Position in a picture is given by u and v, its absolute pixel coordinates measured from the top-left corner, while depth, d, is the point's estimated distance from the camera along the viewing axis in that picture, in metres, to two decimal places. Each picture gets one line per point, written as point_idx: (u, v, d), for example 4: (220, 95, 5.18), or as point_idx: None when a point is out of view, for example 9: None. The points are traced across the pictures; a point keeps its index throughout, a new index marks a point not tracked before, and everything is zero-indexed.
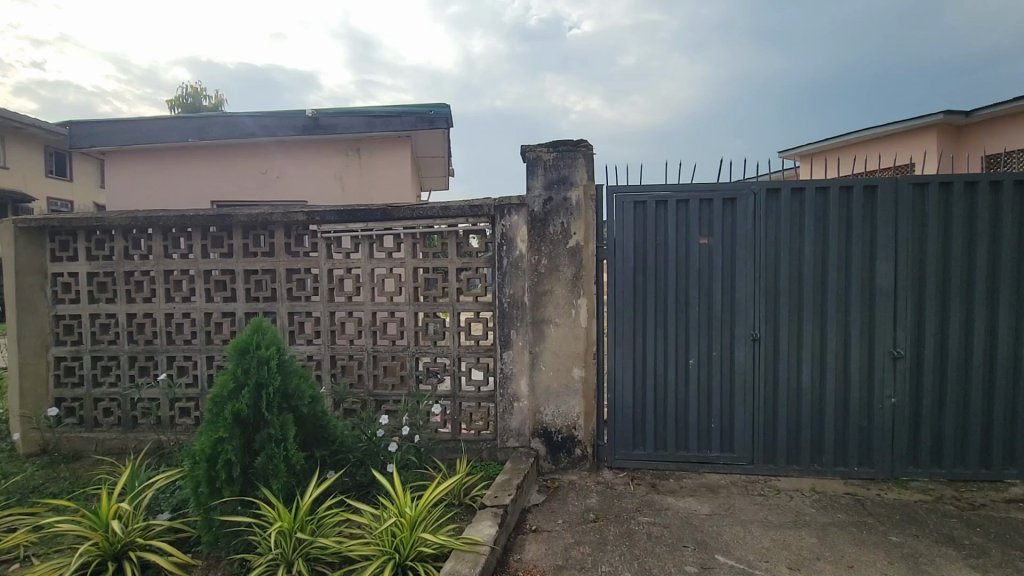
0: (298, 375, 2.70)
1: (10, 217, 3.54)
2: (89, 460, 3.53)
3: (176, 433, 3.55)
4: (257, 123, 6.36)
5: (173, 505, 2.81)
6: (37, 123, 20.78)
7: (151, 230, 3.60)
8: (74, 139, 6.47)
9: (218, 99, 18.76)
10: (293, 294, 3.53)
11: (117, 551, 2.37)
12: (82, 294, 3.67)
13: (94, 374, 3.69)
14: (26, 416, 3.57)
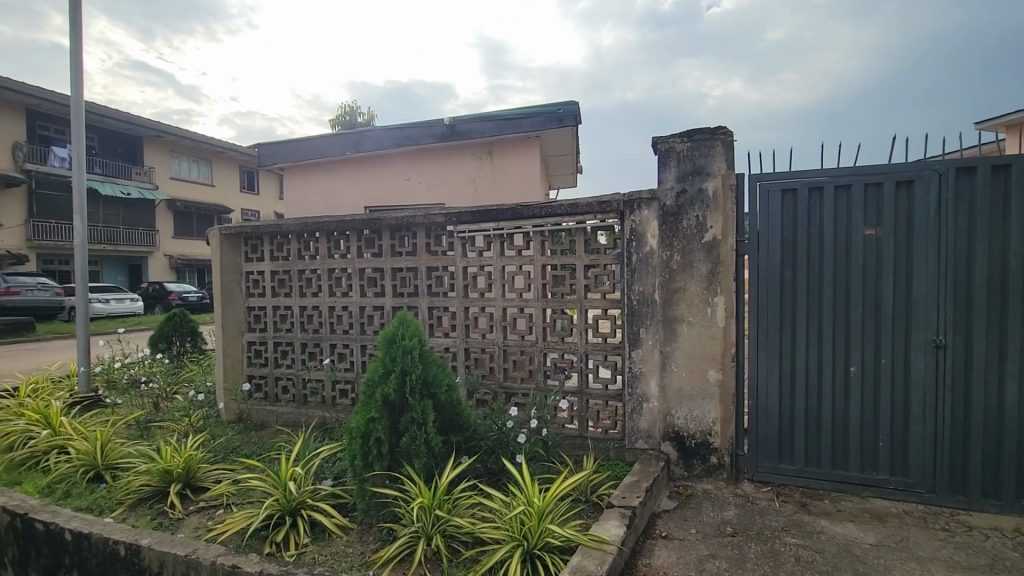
0: (436, 365, 2.91)
1: (218, 225, 4.34)
2: (271, 429, 4.16)
3: (336, 411, 4.03)
4: (402, 134, 6.98)
5: (334, 474, 3.21)
6: (233, 148, 25.69)
7: (317, 234, 4.14)
8: (261, 158, 7.71)
9: (370, 116, 20.99)
10: (432, 290, 3.81)
11: (292, 509, 2.77)
12: (267, 289, 4.35)
13: (275, 356, 4.35)
14: (227, 390, 4.34)
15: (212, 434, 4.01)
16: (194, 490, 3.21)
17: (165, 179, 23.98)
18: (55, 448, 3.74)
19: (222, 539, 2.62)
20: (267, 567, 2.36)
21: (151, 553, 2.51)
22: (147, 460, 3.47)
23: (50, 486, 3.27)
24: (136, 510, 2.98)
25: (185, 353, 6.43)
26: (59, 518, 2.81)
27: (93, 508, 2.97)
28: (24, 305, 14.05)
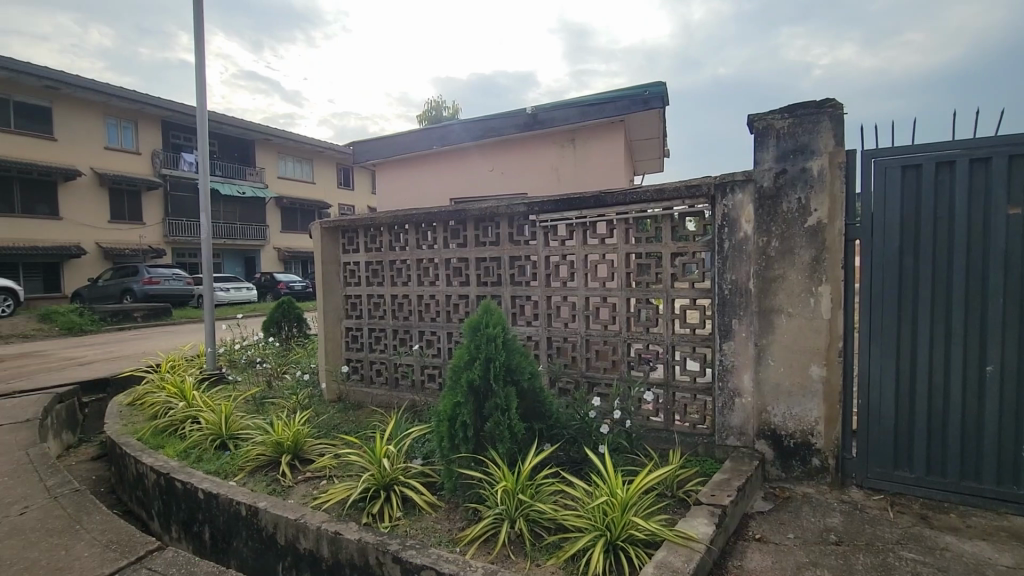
0: (519, 353, 2.95)
1: (319, 220, 4.68)
2: (367, 409, 4.45)
3: (426, 395, 4.23)
4: (486, 126, 7.11)
5: (423, 454, 3.38)
6: (331, 146, 27.78)
7: (407, 226, 4.34)
8: (356, 156, 8.22)
9: (455, 110, 21.52)
10: (515, 279, 3.86)
11: (386, 484, 2.96)
12: (362, 279, 4.63)
13: (370, 342, 4.63)
14: (329, 371, 4.71)
15: (316, 412, 4.37)
16: (301, 461, 3.53)
17: (274, 178, 26.36)
18: (189, 417, 4.27)
19: (326, 506, 2.86)
20: (365, 536, 2.54)
21: (267, 515, 2.80)
22: (262, 433, 3.86)
23: (185, 451, 3.74)
24: (254, 476, 3.33)
25: (292, 337, 7.05)
26: (193, 479, 3.22)
27: (219, 472, 3.36)
28: (163, 293, 16.12)
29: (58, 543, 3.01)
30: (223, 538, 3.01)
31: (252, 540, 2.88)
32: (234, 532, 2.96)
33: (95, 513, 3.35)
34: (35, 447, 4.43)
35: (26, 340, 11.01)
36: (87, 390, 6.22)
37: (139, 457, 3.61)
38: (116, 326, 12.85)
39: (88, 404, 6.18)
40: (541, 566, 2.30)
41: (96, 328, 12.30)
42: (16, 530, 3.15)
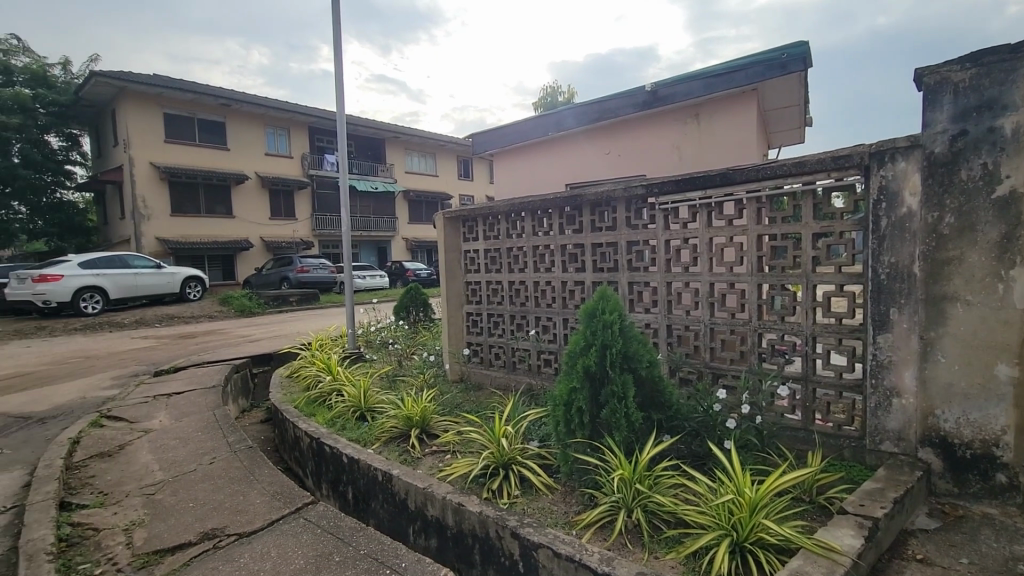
0: (637, 341, 2.86)
1: (442, 211, 4.95)
2: (487, 391, 4.64)
3: (542, 380, 4.29)
4: (603, 108, 6.96)
5: (540, 436, 3.44)
6: (452, 140, 29.39)
7: (523, 214, 4.41)
8: (475, 147, 8.52)
9: (570, 94, 21.30)
10: (633, 264, 3.73)
11: (504, 462, 3.07)
12: (481, 266, 4.81)
13: (489, 326, 4.81)
14: (452, 353, 5.00)
15: (441, 390, 4.68)
16: (428, 435, 3.80)
17: (403, 173, 28.41)
18: (334, 390, 4.81)
19: (450, 479, 3.05)
20: (485, 510, 2.67)
21: (399, 482, 3.07)
22: (394, 407, 4.22)
23: (332, 419, 4.23)
24: (389, 446, 3.66)
25: (419, 321, 7.58)
26: (338, 444, 3.63)
27: (359, 441, 3.74)
28: (312, 280, 18.25)
29: (237, 490, 3.59)
30: (364, 498, 3.35)
31: (387, 503, 3.18)
32: (372, 495, 3.28)
33: (265, 467, 3.94)
34: (219, 408, 5.31)
35: (212, 319, 13.18)
36: (256, 363, 7.30)
37: (296, 422, 4.15)
38: (276, 308, 14.85)
39: (257, 374, 7.26)
40: (659, 558, 2.23)
41: (262, 310, 14.34)
42: (208, 476, 3.82)
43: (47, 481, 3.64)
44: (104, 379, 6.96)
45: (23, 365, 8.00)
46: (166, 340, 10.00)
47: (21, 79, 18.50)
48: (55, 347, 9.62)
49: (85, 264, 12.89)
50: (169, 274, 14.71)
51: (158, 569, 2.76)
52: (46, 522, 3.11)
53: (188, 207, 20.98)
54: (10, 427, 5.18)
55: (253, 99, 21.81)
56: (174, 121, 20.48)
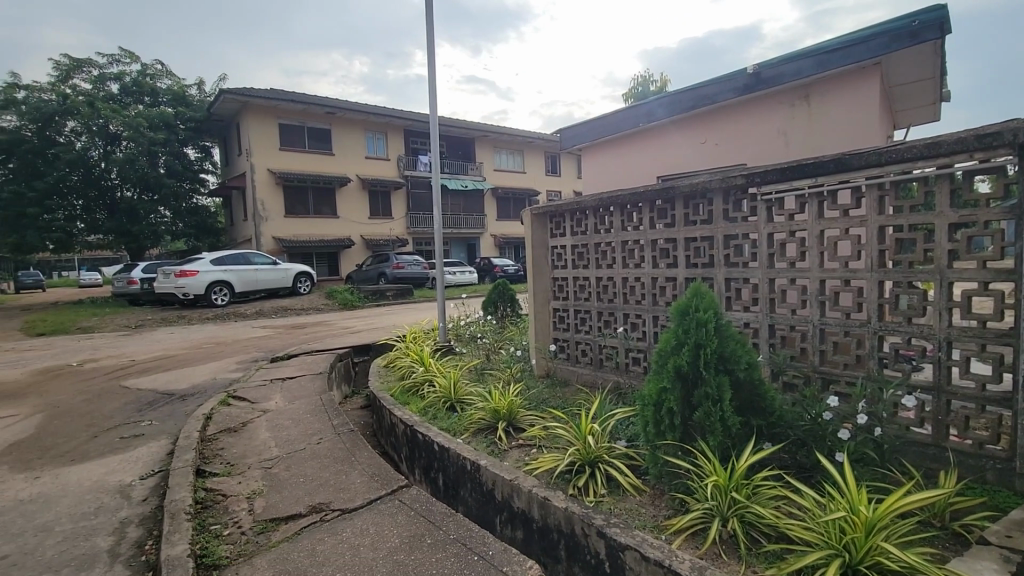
0: (734, 341, 2.68)
1: (530, 207, 4.98)
2: (573, 387, 4.62)
3: (630, 378, 4.19)
4: (698, 95, 6.62)
5: (628, 436, 3.36)
6: (539, 136, 29.61)
7: (612, 208, 4.32)
8: (563, 142, 8.47)
9: (663, 83, 20.46)
10: (730, 260, 3.52)
11: (591, 460, 3.04)
12: (569, 262, 4.77)
13: (576, 323, 4.77)
14: (539, 348, 5.03)
15: (527, 384, 4.74)
16: (514, 428, 3.86)
17: (492, 171, 29.02)
18: (426, 380, 5.04)
19: (536, 473, 3.07)
20: (570, 505, 2.66)
21: (487, 472, 3.15)
22: (482, 399, 4.33)
23: (425, 408, 4.43)
24: (477, 436, 3.76)
25: (507, 316, 7.70)
26: (430, 432, 3.79)
27: (450, 430, 3.88)
28: (407, 276, 19.23)
29: (340, 469, 3.88)
30: (453, 486, 3.48)
31: (475, 492, 3.27)
32: (461, 483, 3.40)
33: (364, 450, 4.22)
34: (325, 393, 5.78)
35: (319, 311, 14.35)
36: (357, 353, 7.84)
37: (392, 410, 4.40)
38: (375, 302, 15.83)
39: (358, 363, 7.79)
40: (757, 573, 2.10)
41: (362, 304, 15.37)
42: (315, 454, 4.17)
43: (186, 451, 4.17)
44: (231, 363, 7.85)
45: (168, 349, 9.24)
46: (280, 330, 11.06)
47: (165, 100, 21.25)
48: (192, 334, 10.99)
49: (215, 261, 14.57)
50: (283, 270, 16.20)
51: (273, 535, 3.07)
52: (186, 486, 3.57)
53: (299, 209, 22.98)
54: (158, 402, 6.01)
55: (354, 106, 23.37)
56: (288, 130, 22.50)
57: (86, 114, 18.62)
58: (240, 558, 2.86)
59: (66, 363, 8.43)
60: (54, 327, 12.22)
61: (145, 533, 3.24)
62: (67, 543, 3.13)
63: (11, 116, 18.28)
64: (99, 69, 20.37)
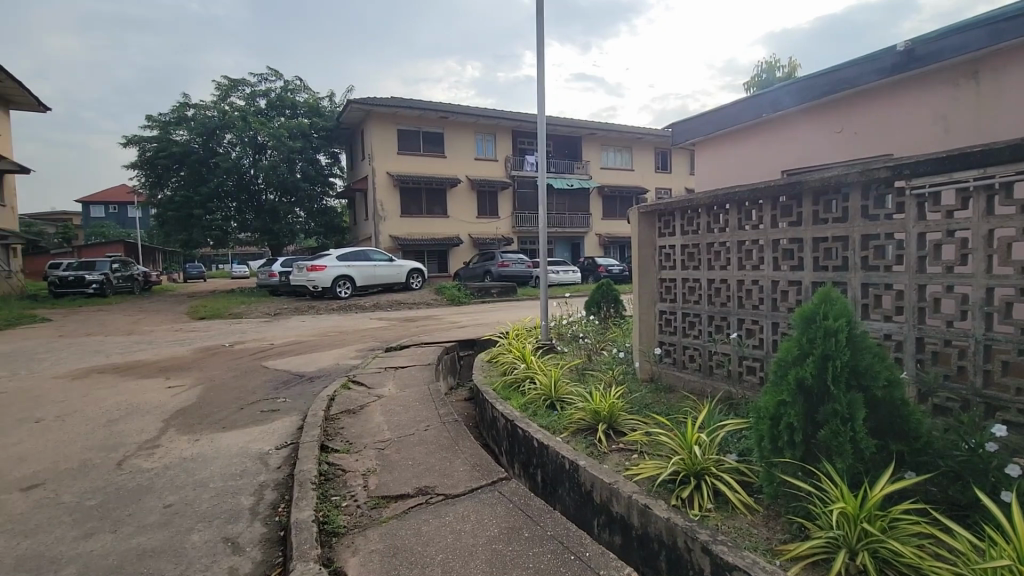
0: (872, 354, 2.38)
1: (637, 205, 4.84)
2: (679, 394, 4.41)
3: (744, 388, 3.90)
4: (833, 80, 6.00)
5: (739, 450, 3.12)
6: (650, 132, 28.74)
7: (728, 206, 4.04)
8: (675, 137, 8.15)
9: (791, 68, 18.70)
10: (869, 263, 3.13)
11: (697, 471, 2.88)
12: (678, 262, 4.53)
13: (683, 327, 4.52)
14: (643, 351, 4.86)
15: (629, 388, 4.62)
16: (615, 432, 3.77)
17: (598, 169, 28.66)
18: (528, 377, 5.12)
19: (637, 479, 2.98)
20: (673, 517, 2.55)
21: (586, 473, 3.11)
22: (582, 400, 4.29)
23: (525, 404, 4.50)
24: (576, 436, 3.73)
25: (610, 317, 7.57)
26: (530, 429, 3.84)
27: (550, 428, 3.90)
28: (512, 274, 19.68)
29: (445, 456, 4.08)
30: (551, 483, 3.48)
31: (574, 491, 3.24)
32: (559, 481, 3.39)
33: (467, 440, 4.39)
34: (432, 384, 6.10)
35: (429, 306, 15.16)
36: (463, 347, 8.18)
37: (494, 404, 4.52)
38: (481, 299, 16.37)
39: (463, 357, 8.12)
40: None
41: (468, 300, 15.99)
42: (422, 440, 4.42)
43: (313, 427, 4.65)
44: (351, 350, 8.59)
45: (300, 335, 10.33)
46: (394, 322, 11.87)
47: (302, 112, 23.70)
48: (320, 322, 12.19)
49: (340, 257, 16.00)
50: (398, 266, 17.34)
51: (384, 511, 3.30)
52: (312, 458, 3.97)
53: (414, 209, 24.47)
54: (290, 382, 6.75)
55: (465, 110, 24.41)
56: (405, 135, 24.05)
57: (240, 128, 21.45)
58: (356, 528, 3.12)
59: (221, 343, 9.78)
60: (212, 312, 14.23)
61: (278, 496, 3.66)
62: (218, 498, 3.64)
63: (184, 132, 21.58)
64: (251, 88, 23.34)
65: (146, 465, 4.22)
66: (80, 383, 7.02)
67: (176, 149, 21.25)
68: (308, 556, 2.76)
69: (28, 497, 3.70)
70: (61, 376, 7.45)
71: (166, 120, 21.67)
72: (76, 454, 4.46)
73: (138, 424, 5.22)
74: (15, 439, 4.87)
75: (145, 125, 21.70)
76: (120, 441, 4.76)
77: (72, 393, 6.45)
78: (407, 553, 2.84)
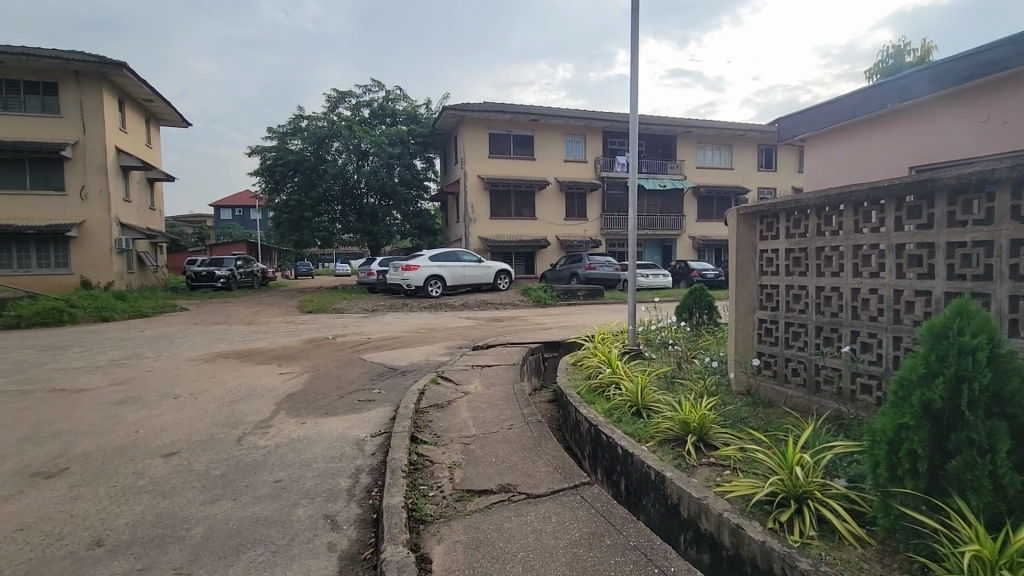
0: (1021, 378, 2.05)
1: (736, 207, 4.57)
2: (779, 410, 4.08)
3: (857, 408, 3.52)
4: (976, 63, 5.26)
5: (849, 476, 2.83)
6: (752, 128, 27.05)
7: (842, 207, 3.67)
8: (782, 133, 7.62)
9: (924, 50, 16.63)
10: (1019, 272, 2.70)
11: (798, 495, 2.65)
12: (781, 268, 4.20)
13: (786, 337, 4.17)
14: (739, 362, 4.57)
15: (723, 400, 4.36)
16: (706, 445, 3.58)
17: (693, 169, 27.46)
18: (613, 382, 5.01)
19: (729, 496, 2.80)
20: (769, 540, 2.37)
21: (673, 485, 2.98)
22: (671, 409, 4.12)
23: (610, 409, 4.41)
24: (663, 447, 3.58)
25: (702, 324, 7.22)
26: (614, 435, 3.75)
27: (635, 435, 3.79)
28: (599, 277, 19.44)
29: (528, 456, 4.11)
30: (634, 493, 3.35)
31: (658, 504, 3.10)
32: (642, 492, 3.27)
33: (550, 442, 4.38)
34: (516, 383, 6.18)
35: (515, 307, 15.38)
36: (547, 348, 8.20)
37: (578, 408, 4.48)
38: (566, 301, 16.32)
39: (548, 358, 8.14)
40: None
41: (554, 302, 16.00)
42: (506, 439, 4.49)
43: (404, 419, 4.89)
44: (440, 347, 8.94)
45: (394, 331, 10.93)
46: (482, 322, 12.17)
47: (401, 119, 25.08)
48: (412, 319, 12.82)
49: (432, 257, 16.71)
50: (486, 267, 17.78)
51: (468, 504, 3.40)
52: (402, 448, 4.18)
53: (503, 211, 24.98)
54: (384, 375, 7.16)
55: (555, 112, 24.53)
56: (496, 139, 24.62)
57: (346, 136, 23.17)
58: (442, 518, 3.24)
59: (325, 336, 10.60)
60: (318, 307, 15.47)
61: (372, 481, 3.89)
62: (320, 478, 3.95)
63: (298, 142, 23.72)
64: (357, 98, 25.11)
65: (260, 443, 4.68)
66: (209, 366, 7.94)
67: (292, 157, 23.39)
68: (397, 540, 2.91)
69: (167, 463, 4.25)
70: (194, 359, 8.48)
71: (284, 131, 23.93)
72: (204, 429, 5.05)
73: (254, 405, 5.81)
74: (158, 412, 5.62)
75: (266, 136, 24.05)
76: (240, 419, 5.33)
77: (203, 375, 7.32)
78: (489, 547, 2.90)
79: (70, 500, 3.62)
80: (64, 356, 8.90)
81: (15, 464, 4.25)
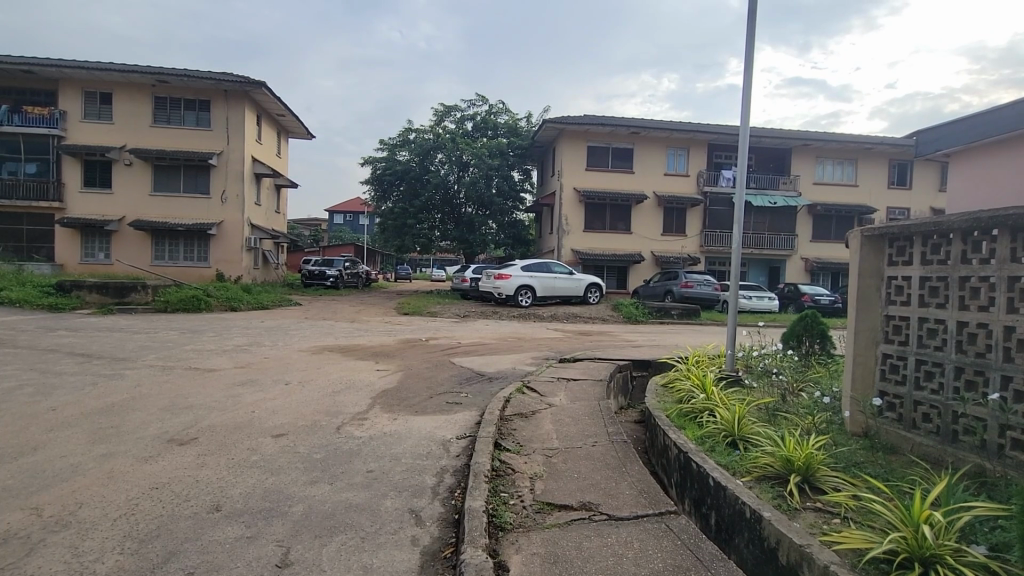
0: None
1: (860, 228, 4.15)
2: (904, 458, 3.60)
3: (1004, 467, 3.01)
4: None
5: (990, 544, 2.42)
6: (881, 141, 24.60)
7: (997, 231, 3.16)
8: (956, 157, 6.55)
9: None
10: None
11: (924, 557, 2.32)
12: (913, 297, 3.70)
13: (917, 377, 3.66)
14: (856, 400, 4.10)
15: (834, 441, 3.96)
16: (812, 488, 3.24)
17: (808, 185, 25.37)
18: (707, 409, 4.72)
19: (837, 547, 2.52)
20: None
21: (771, 526, 2.72)
22: (772, 443, 3.78)
23: (702, 437, 4.17)
24: (762, 484, 3.30)
25: (813, 353, 6.62)
26: (705, 464, 3.53)
27: (728, 467, 3.54)
28: (696, 296, 18.53)
29: (612, 475, 4.00)
30: (727, 529, 3.09)
31: (754, 545, 2.85)
32: (735, 530, 3.02)
33: (635, 463, 4.24)
34: (603, 400, 6.04)
35: (606, 322, 15.13)
36: (637, 366, 7.97)
37: (667, 431, 4.27)
38: (660, 319, 15.77)
39: (637, 377, 7.92)
40: None
41: (646, 319, 15.55)
42: (591, 455, 4.41)
43: (489, 424, 4.98)
44: (529, 357, 9.00)
45: (484, 338, 11.18)
46: (571, 335, 12.06)
47: (502, 132, 25.88)
48: (501, 328, 13.05)
49: (524, 267, 16.95)
50: (577, 280, 17.67)
51: (548, 517, 3.37)
52: (486, 453, 4.25)
53: (596, 224, 24.74)
54: (473, 379, 7.35)
55: (656, 125, 24.01)
56: (593, 151, 24.53)
57: (450, 148, 24.42)
58: (521, 527, 3.24)
59: (418, 338, 11.09)
60: (413, 309, 16.26)
61: (456, 482, 4.00)
62: (408, 473, 4.13)
63: (406, 153, 25.33)
64: (462, 112, 26.27)
65: (357, 433, 5.01)
66: (316, 357, 8.65)
67: (399, 167, 24.99)
68: (478, 545, 2.93)
69: (276, 443, 4.67)
70: (304, 350, 9.30)
71: (393, 142, 25.68)
72: (311, 415, 5.51)
73: (354, 398, 6.20)
74: (271, 396, 6.20)
75: (379, 148, 25.95)
76: (341, 409, 5.74)
77: (310, 365, 7.97)
78: (567, 564, 2.84)
79: (196, 466, 4.10)
80: (200, 339, 10.12)
81: (154, 430, 4.89)
